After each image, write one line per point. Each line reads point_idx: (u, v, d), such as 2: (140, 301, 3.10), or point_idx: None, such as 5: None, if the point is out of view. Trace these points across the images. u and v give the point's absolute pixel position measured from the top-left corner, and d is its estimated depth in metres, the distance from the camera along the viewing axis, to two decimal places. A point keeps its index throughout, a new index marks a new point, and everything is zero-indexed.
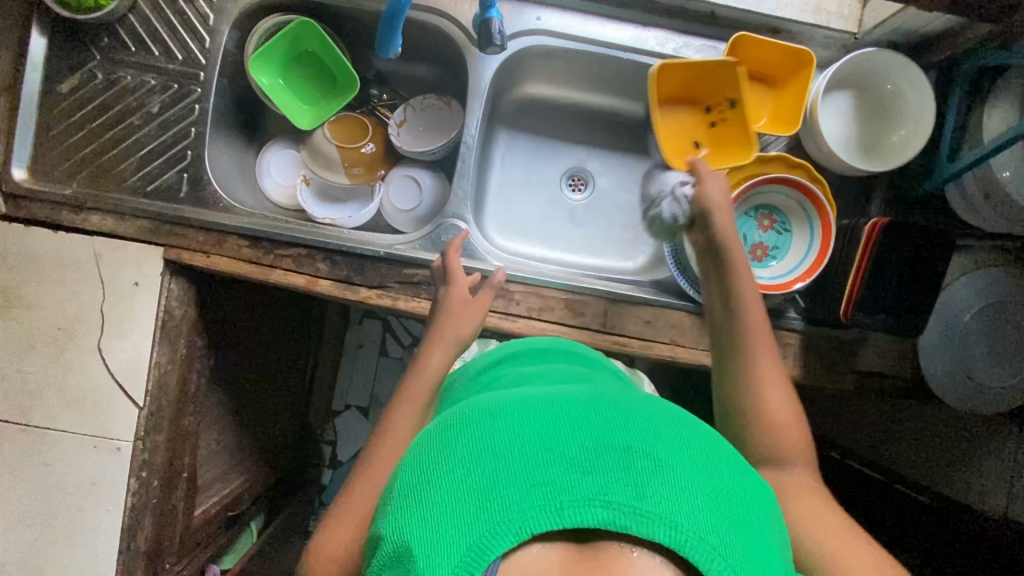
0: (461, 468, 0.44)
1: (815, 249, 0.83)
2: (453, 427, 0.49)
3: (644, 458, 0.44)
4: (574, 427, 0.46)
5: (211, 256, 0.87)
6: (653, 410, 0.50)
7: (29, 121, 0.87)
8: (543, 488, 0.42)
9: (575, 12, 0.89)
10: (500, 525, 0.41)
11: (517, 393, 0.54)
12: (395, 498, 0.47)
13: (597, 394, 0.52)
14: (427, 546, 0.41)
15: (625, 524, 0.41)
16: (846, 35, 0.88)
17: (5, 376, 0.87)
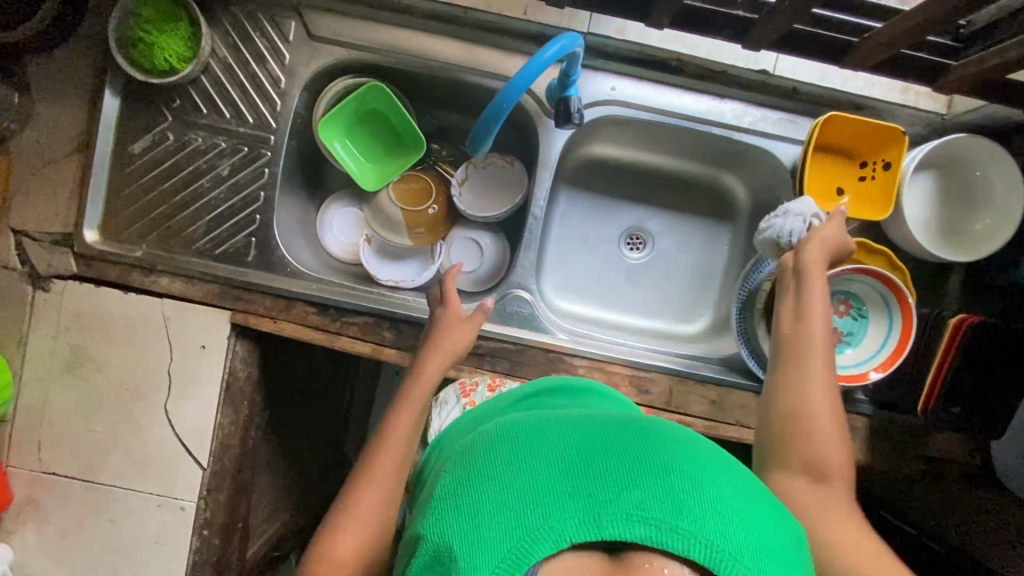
0: (500, 477, 0.46)
1: (893, 340, 0.81)
2: (495, 440, 0.51)
3: (682, 480, 0.45)
4: (612, 449, 0.48)
5: (278, 321, 0.87)
6: (686, 441, 0.51)
7: (101, 182, 0.87)
8: (582, 499, 0.43)
9: (653, 82, 0.87)
10: (541, 530, 0.41)
11: (554, 415, 0.55)
12: (435, 501, 0.48)
13: (634, 420, 0.53)
14: (466, 547, 0.42)
15: (663, 540, 0.41)
16: (934, 116, 0.85)
17: (74, 433, 0.88)
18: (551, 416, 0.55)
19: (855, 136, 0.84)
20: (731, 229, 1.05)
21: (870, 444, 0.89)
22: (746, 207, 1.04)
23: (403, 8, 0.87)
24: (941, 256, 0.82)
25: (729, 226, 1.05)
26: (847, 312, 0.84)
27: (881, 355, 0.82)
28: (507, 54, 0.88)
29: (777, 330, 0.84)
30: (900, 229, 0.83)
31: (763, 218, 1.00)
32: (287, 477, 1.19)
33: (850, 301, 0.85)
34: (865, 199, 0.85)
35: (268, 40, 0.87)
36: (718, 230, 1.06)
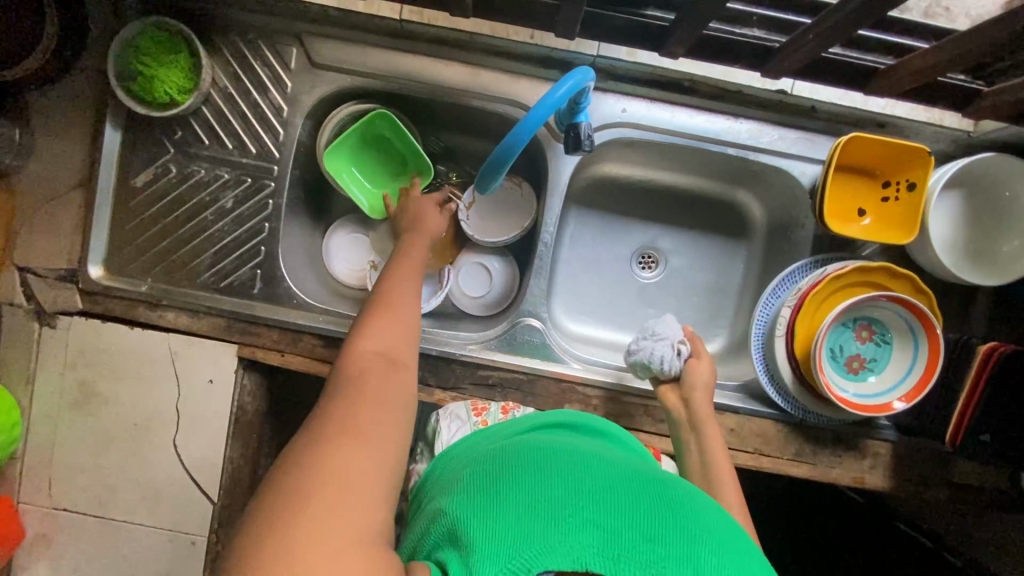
0: (539, 491, 0.51)
1: (919, 368, 0.78)
2: (539, 459, 0.56)
3: (708, 550, 0.49)
4: (645, 499, 0.52)
5: (285, 355, 0.86)
6: (715, 515, 0.55)
7: (104, 216, 0.86)
8: (609, 537, 0.47)
9: (665, 103, 0.84)
10: (564, 547, 0.46)
11: (593, 453, 0.59)
12: (468, 496, 0.53)
13: (667, 480, 0.57)
14: (491, 539, 0.47)
15: None
16: (961, 132, 0.81)
17: (84, 469, 0.87)
18: (592, 452, 0.60)
19: (878, 154, 0.80)
20: (747, 247, 1.02)
21: (891, 471, 0.87)
22: (762, 225, 1.01)
23: (406, 33, 0.85)
24: (968, 280, 0.79)
25: (745, 245, 1.02)
26: (870, 338, 0.81)
27: (906, 383, 0.79)
28: (514, 77, 0.85)
29: (797, 358, 0.81)
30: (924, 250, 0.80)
31: (779, 237, 0.97)
32: None
33: (873, 326, 0.82)
34: (888, 220, 0.82)
35: (270, 68, 0.85)
36: (733, 248, 1.03)
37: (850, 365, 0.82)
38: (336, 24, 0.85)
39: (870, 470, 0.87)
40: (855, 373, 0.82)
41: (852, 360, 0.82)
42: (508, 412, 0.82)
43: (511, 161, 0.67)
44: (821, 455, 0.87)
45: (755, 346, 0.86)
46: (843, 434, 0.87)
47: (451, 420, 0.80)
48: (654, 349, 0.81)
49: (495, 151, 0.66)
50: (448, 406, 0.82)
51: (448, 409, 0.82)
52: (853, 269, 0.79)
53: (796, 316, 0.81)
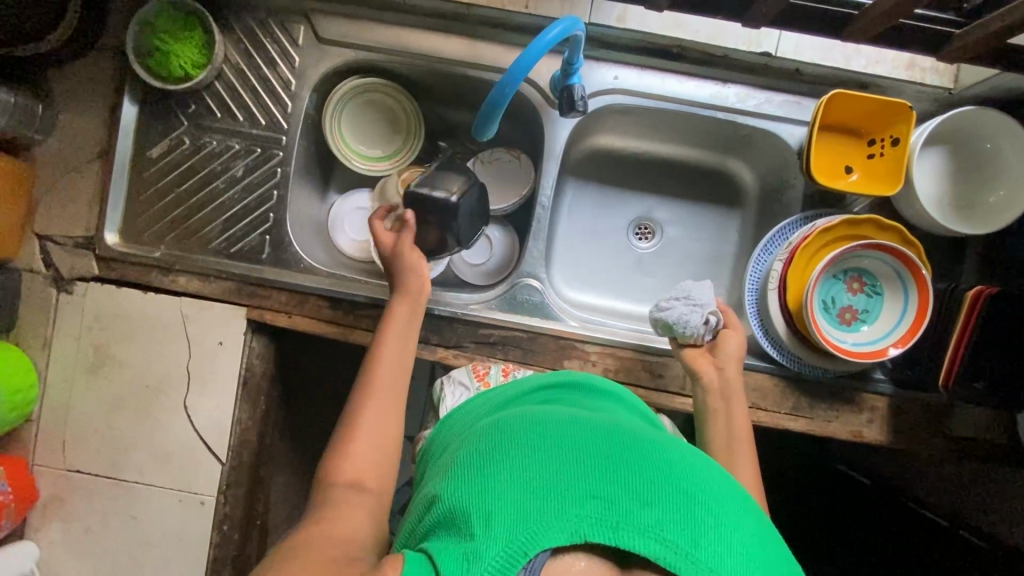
0: (535, 469, 0.53)
1: (910, 315, 0.79)
2: (533, 434, 0.57)
3: (706, 512, 0.51)
4: (640, 464, 0.54)
5: (292, 317, 0.89)
6: (712, 473, 0.57)
7: (121, 186, 0.90)
8: (606, 509, 0.49)
9: (655, 70, 0.88)
10: (564, 523, 0.48)
11: (585, 421, 0.61)
12: (469, 477, 0.55)
13: (661, 441, 0.59)
14: (489, 517, 0.49)
15: (674, 562, 0.47)
16: (941, 91, 0.84)
17: (97, 432, 0.90)
18: (584, 419, 0.61)
19: (861, 111, 0.83)
20: (741, 214, 1.05)
21: (889, 424, 0.88)
22: (755, 192, 1.03)
23: (407, 8, 0.89)
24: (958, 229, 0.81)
25: (738, 212, 1.05)
26: (861, 289, 0.83)
27: (898, 332, 0.81)
28: (510, 48, 0.89)
29: (790, 310, 0.83)
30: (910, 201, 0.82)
31: (772, 201, 1.00)
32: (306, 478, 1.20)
33: (864, 277, 0.84)
34: (874, 174, 0.84)
35: (278, 44, 0.90)
36: (727, 216, 1.05)
37: (843, 316, 0.84)
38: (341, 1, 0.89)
39: (868, 424, 0.88)
40: (848, 324, 0.83)
41: (845, 312, 0.84)
42: (509, 374, 0.84)
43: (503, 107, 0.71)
44: (818, 409, 0.88)
45: (749, 302, 0.88)
46: (840, 387, 0.88)
47: (455, 387, 0.83)
48: (680, 310, 0.81)
49: (489, 96, 0.70)
50: (450, 374, 0.85)
51: (451, 376, 0.84)
52: (842, 222, 0.81)
53: (787, 270, 0.83)
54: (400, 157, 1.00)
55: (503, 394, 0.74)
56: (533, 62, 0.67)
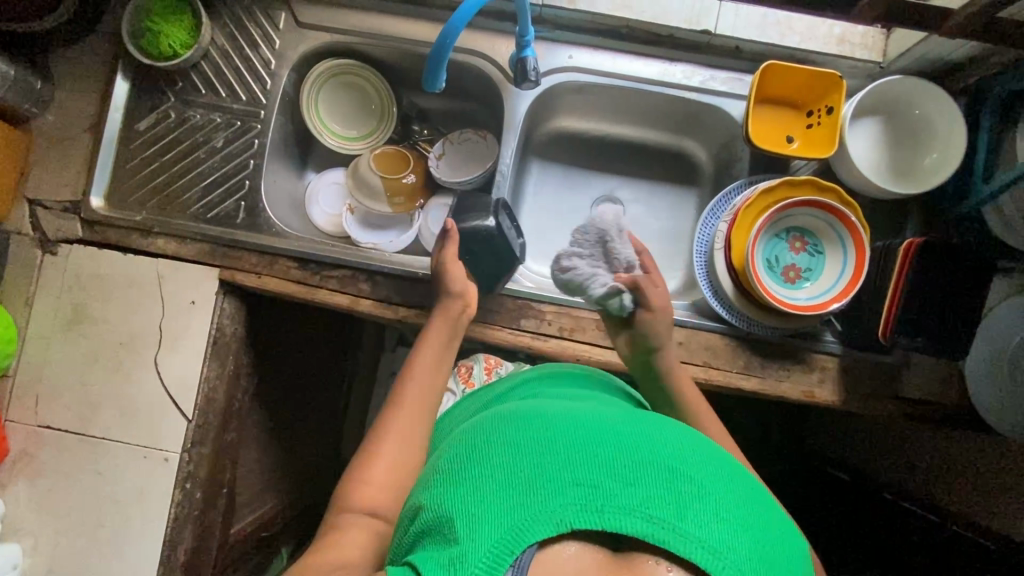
0: (508, 459, 0.47)
1: (850, 268, 0.84)
2: (504, 424, 0.52)
3: (695, 481, 0.45)
4: (619, 439, 0.48)
5: (262, 277, 0.93)
6: (692, 441, 0.51)
7: (109, 155, 0.96)
8: (586, 489, 0.43)
9: (607, 50, 0.95)
10: (542, 514, 0.42)
11: (560, 404, 0.55)
12: (442, 476, 0.49)
13: (642, 417, 0.53)
14: (466, 517, 0.44)
15: (664, 538, 0.41)
16: (871, 65, 0.91)
17: (69, 387, 0.93)
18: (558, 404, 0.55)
19: (796, 83, 0.89)
20: (698, 192, 1.09)
21: (841, 386, 0.89)
22: (710, 169, 1.07)
23: None
24: (894, 192, 0.85)
25: (696, 189, 1.09)
26: (803, 248, 0.89)
27: (838, 287, 0.86)
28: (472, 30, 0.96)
29: (735, 269, 0.87)
30: (845, 165, 0.87)
31: (724, 176, 1.04)
32: (277, 457, 1.20)
33: (805, 238, 0.90)
34: (811, 141, 0.89)
35: (261, 28, 0.98)
36: (686, 193, 1.09)
37: (787, 274, 0.89)
38: None
39: (819, 384, 0.89)
40: (793, 282, 0.89)
41: (789, 271, 0.90)
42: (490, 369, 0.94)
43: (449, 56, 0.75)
44: (769, 368, 0.89)
45: (698, 264, 0.91)
46: (789, 347, 0.90)
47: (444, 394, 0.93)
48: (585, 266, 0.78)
49: (433, 43, 0.74)
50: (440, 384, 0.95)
51: None
52: (780, 184, 0.86)
53: (731, 232, 0.87)
54: (374, 138, 1.07)
55: (486, 398, 0.75)
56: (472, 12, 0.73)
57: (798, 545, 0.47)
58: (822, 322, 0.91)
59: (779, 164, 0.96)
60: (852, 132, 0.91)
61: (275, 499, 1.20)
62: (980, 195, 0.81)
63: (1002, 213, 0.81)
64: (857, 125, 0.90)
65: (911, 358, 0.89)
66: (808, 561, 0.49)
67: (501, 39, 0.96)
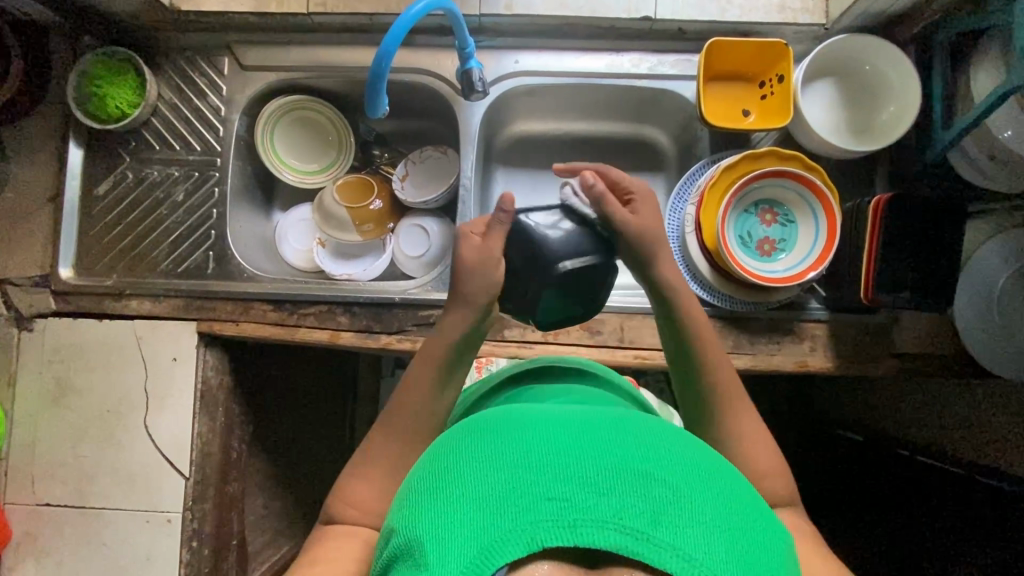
0: (478, 475, 0.44)
1: (822, 233, 0.84)
2: (479, 432, 0.49)
3: (670, 489, 0.42)
4: (593, 445, 0.45)
5: (240, 324, 0.93)
6: (674, 442, 0.48)
7: (72, 225, 0.96)
8: (558, 504, 0.41)
9: (553, 50, 0.95)
10: (512, 533, 0.40)
11: (539, 408, 0.52)
12: (414, 495, 0.46)
13: (619, 418, 0.50)
14: (435, 539, 0.41)
15: (637, 550, 0.39)
16: (815, 28, 0.90)
17: (62, 462, 0.91)
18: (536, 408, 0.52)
19: (742, 56, 0.88)
20: (666, 176, 1.08)
21: (833, 350, 0.88)
22: (673, 152, 1.07)
23: (316, 26, 0.97)
24: (855, 150, 0.84)
25: (662, 174, 1.08)
26: (774, 220, 0.89)
27: (813, 255, 0.86)
28: (416, 50, 0.96)
29: (709, 249, 0.86)
30: (804, 130, 0.87)
31: (688, 157, 1.04)
32: (285, 500, 1.19)
33: (775, 209, 0.89)
34: (766, 111, 0.89)
35: (206, 77, 0.98)
36: (652, 181, 1.08)
37: (762, 247, 0.89)
38: (258, 30, 0.97)
39: (811, 352, 0.88)
40: (768, 255, 0.88)
41: (764, 244, 0.89)
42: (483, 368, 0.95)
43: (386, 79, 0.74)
44: (758, 344, 0.88)
45: (672, 248, 0.90)
46: (775, 320, 0.89)
47: None
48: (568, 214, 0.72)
49: (369, 68, 0.73)
50: None
51: None
52: (742, 158, 0.85)
53: (700, 213, 0.86)
54: (335, 168, 1.07)
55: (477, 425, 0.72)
56: (404, 32, 0.72)
57: (781, 539, 0.45)
58: (805, 290, 0.90)
59: (739, 138, 0.95)
60: (807, 97, 0.90)
61: (290, 541, 1.19)
62: (941, 143, 0.81)
63: (967, 154, 0.81)
64: (810, 88, 0.90)
65: (900, 315, 0.88)
66: (794, 556, 0.46)
67: (445, 54, 0.96)
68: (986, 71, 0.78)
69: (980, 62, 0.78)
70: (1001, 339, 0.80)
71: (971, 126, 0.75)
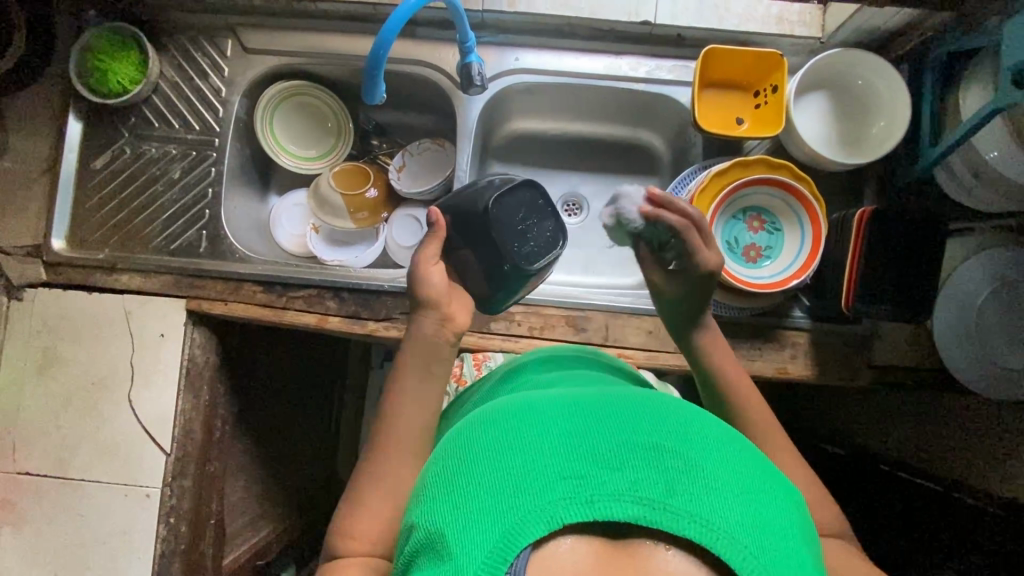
0: (490, 463, 0.44)
1: (807, 242, 0.86)
2: (487, 422, 0.49)
3: (679, 457, 0.43)
4: (600, 423, 0.46)
5: (229, 303, 0.93)
6: (677, 408, 0.49)
7: (67, 197, 0.97)
8: (574, 481, 0.41)
9: (553, 49, 0.96)
10: (531, 513, 0.40)
11: (542, 395, 0.53)
12: (428, 488, 0.47)
13: (619, 393, 0.51)
14: (456, 530, 0.41)
15: (655, 519, 0.40)
16: (811, 41, 0.92)
17: (45, 431, 0.92)
18: (540, 395, 0.53)
19: (737, 64, 0.90)
20: (659, 180, 1.09)
21: (815, 360, 0.89)
22: (667, 157, 1.08)
23: (321, 14, 0.98)
24: (845, 162, 0.85)
25: (656, 177, 1.09)
26: (761, 227, 0.90)
27: (799, 261, 0.87)
28: (418, 42, 0.97)
29: None
30: (794, 140, 0.88)
31: (682, 162, 1.05)
32: (267, 484, 1.19)
33: (763, 217, 0.91)
34: (758, 121, 0.90)
35: (209, 58, 0.99)
36: (646, 184, 1.09)
37: (748, 254, 0.90)
38: (263, 15, 0.98)
39: (792, 359, 0.89)
40: (753, 261, 0.90)
41: (750, 251, 0.91)
42: None
43: (383, 66, 0.75)
44: (741, 349, 0.89)
45: None
46: (758, 326, 0.90)
47: None
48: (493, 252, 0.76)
49: (367, 56, 0.75)
50: None
51: None
52: (733, 164, 0.86)
53: None
54: (333, 156, 1.08)
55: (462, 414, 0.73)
56: (402, 22, 0.73)
57: (792, 496, 0.46)
58: (790, 298, 0.92)
59: (732, 146, 0.96)
60: (800, 109, 0.92)
61: (269, 526, 1.19)
62: (928, 159, 0.82)
63: (953, 171, 0.83)
64: (802, 100, 0.92)
65: (882, 326, 0.89)
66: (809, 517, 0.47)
67: (446, 47, 0.97)
68: (976, 89, 0.79)
69: (969, 82, 0.79)
70: (980, 355, 0.81)
71: (957, 143, 0.77)
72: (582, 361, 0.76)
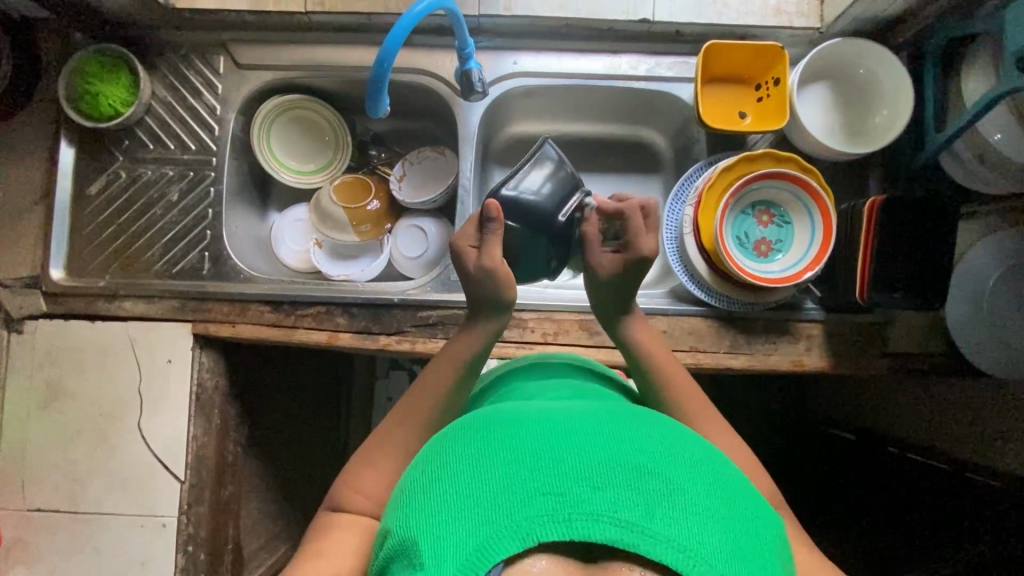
0: (473, 474, 0.44)
1: (818, 234, 0.85)
2: (476, 430, 0.49)
3: (662, 481, 0.42)
4: (587, 439, 0.45)
5: (237, 325, 0.92)
6: (666, 431, 0.48)
7: (63, 225, 0.94)
8: (553, 498, 0.40)
9: (551, 51, 0.95)
10: (507, 529, 0.39)
11: (537, 406, 0.52)
12: (409, 494, 0.46)
13: (609, 411, 0.51)
14: (430, 539, 0.41)
15: (631, 542, 0.38)
16: (810, 31, 0.92)
17: (54, 465, 0.90)
18: (533, 406, 0.52)
19: (739, 58, 0.89)
20: (662, 177, 1.08)
21: (830, 351, 0.89)
22: (669, 153, 1.07)
23: (315, 25, 0.96)
24: (849, 152, 0.85)
25: (659, 175, 1.08)
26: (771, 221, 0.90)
27: (810, 252, 0.87)
28: (416, 50, 0.96)
29: (706, 249, 0.86)
30: (799, 132, 0.88)
31: (685, 158, 1.05)
32: (281, 502, 1.17)
33: (772, 210, 0.91)
34: (762, 114, 0.90)
35: (202, 75, 0.97)
36: (649, 182, 1.09)
37: (759, 248, 0.90)
38: (255, 29, 0.97)
39: (807, 351, 0.89)
40: (764, 254, 0.90)
41: (761, 245, 0.90)
42: None
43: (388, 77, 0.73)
44: (756, 343, 0.89)
45: (669, 247, 0.91)
46: (770, 320, 0.90)
47: None
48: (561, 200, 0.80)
49: (371, 67, 0.73)
50: None
51: None
52: (741, 160, 0.86)
53: (698, 214, 0.87)
54: (332, 169, 1.06)
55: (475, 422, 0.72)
56: (405, 33, 0.72)
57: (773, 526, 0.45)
58: (801, 291, 0.91)
59: (735, 140, 0.96)
60: (801, 100, 0.92)
61: (284, 544, 1.17)
62: (932, 145, 0.82)
63: (958, 156, 0.83)
64: (804, 91, 0.92)
65: (894, 314, 0.89)
66: (785, 545, 0.46)
67: (444, 54, 0.96)
68: (977, 74, 0.79)
69: (969, 68, 0.80)
70: (992, 338, 0.81)
71: (961, 130, 0.77)
72: (608, 376, 0.75)
